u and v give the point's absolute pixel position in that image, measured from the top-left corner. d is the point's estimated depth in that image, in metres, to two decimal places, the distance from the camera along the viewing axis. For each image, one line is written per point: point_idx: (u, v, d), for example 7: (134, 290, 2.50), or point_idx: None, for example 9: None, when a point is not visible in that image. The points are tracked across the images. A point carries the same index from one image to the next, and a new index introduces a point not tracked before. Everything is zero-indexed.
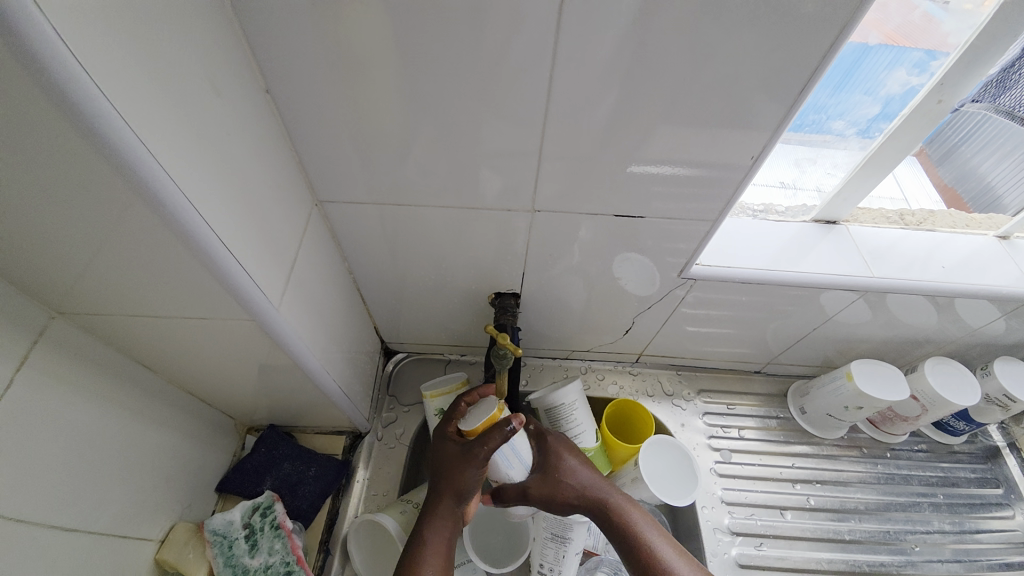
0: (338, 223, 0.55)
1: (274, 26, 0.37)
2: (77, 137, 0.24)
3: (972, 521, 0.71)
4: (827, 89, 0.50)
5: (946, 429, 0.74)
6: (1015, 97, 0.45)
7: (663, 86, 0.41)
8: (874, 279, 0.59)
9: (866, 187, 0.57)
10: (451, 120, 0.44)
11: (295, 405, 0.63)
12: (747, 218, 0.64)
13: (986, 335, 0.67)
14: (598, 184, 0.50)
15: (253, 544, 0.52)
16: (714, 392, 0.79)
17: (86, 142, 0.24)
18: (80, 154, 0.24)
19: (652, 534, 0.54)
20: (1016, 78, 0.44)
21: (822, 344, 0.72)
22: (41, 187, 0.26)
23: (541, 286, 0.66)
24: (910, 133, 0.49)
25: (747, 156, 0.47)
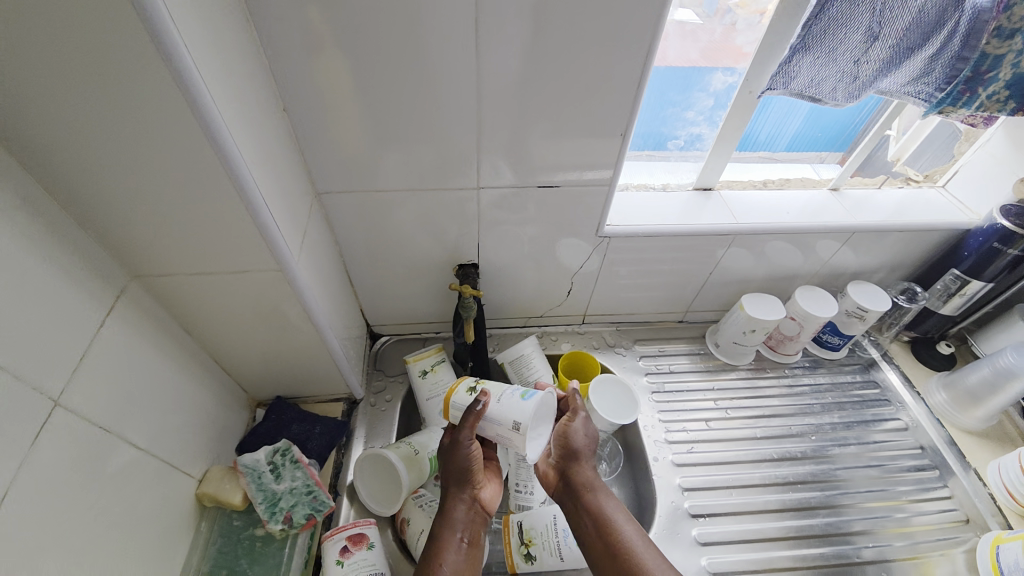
0: (331, 212, 0.69)
1: (288, 59, 0.53)
2: (198, 126, 0.39)
3: (857, 414, 0.89)
4: (675, 90, 0.70)
5: (827, 345, 0.94)
6: (798, 83, 0.63)
7: (563, 90, 0.58)
8: (740, 225, 0.79)
9: (724, 158, 0.77)
10: (414, 124, 0.60)
11: (301, 375, 0.75)
12: (647, 191, 0.83)
13: (839, 265, 0.88)
14: (530, 167, 0.67)
15: (278, 474, 0.63)
16: (647, 339, 0.97)
17: (203, 129, 0.39)
18: (194, 137, 0.40)
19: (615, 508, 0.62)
20: (796, 70, 0.62)
21: (723, 287, 0.91)
22: (162, 158, 0.41)
23: (497, 261, 0.81)
24: (741, 114, 0.70)
25: (618, 131, 0.63)
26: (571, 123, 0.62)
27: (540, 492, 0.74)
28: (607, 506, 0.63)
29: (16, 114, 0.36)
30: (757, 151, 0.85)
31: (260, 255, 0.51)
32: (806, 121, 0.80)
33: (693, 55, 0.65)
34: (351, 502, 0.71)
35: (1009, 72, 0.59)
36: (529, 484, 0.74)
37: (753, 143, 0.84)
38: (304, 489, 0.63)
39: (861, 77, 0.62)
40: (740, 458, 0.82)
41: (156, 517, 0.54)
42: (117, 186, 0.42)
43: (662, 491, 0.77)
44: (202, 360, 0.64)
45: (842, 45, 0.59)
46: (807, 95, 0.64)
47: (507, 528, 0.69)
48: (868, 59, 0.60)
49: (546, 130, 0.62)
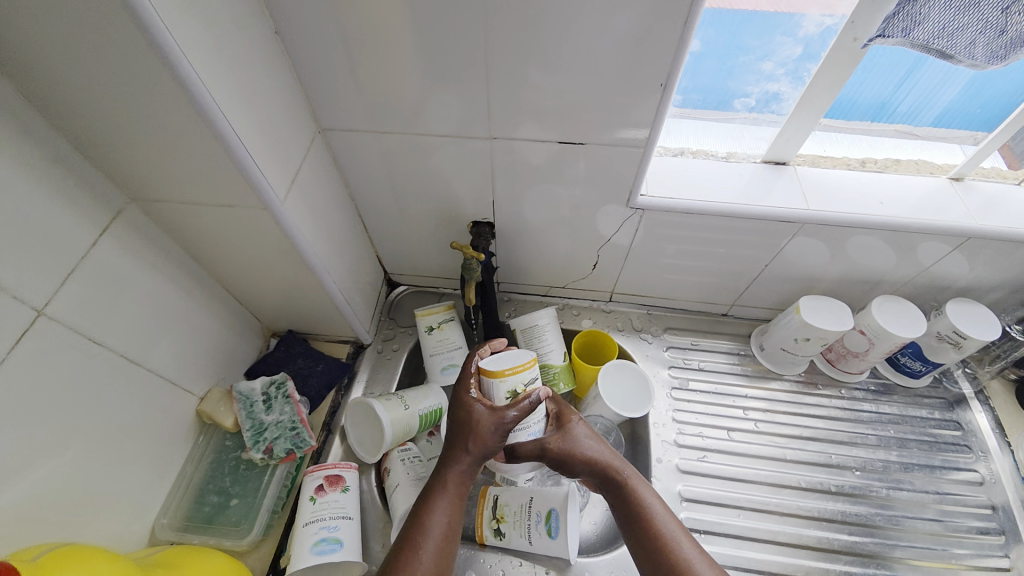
0: (339, 151, 0.65)
1: None
2: (151, 52, 0.36)
3: (922, 456, 0.74)
4: (749, 31, 0.54)
5: (904, 371, 0.78)
6: (926, 30, 0.46)
7: (593, 26, 0.48)
8: (811, 212, 0.64)
9: (807, 126, 0.62)
10: (420, 62, 0.53)
11: (308, 314, 0.76)
12: (704, 160, 0.69)
13: (942, 276, 0.70)
14: (552, 120, 0.57)
15: (269, 405, 0.66)
16: (680, 329, 0.86)
17: (156, 56, 0.36)
18: (149, 64, 0.36)
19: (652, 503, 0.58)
20: (924, 12, 0.45)
21: (781, 283, 0.77)
22: (125, 83, 0.38)
23: (516, 222, 0.74)
24: (836, 70, 0.54)
25: (658, 83, 0.52)
26: (601, 69, 0.51)
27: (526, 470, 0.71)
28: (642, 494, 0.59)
29: None
30: (893, 124, 0.67)
31: (241, 191, 0.49)
32: (966, 91, 0.59)
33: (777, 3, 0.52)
34: (341, 438, 0.73)
35: None
36: None
37: (890, 115, 0.65)
38: (289, 424, 0.65)
39: (1012, 31, 0.45)
40: (759, 479, 0.73)
41: (152, 428, 0.58)
42: (90, 107, 0.41)
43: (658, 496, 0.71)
44: (211, 288, 0.66)
45: None
46: (935, 49, 0.47)
47: (483, 500, 0.67)
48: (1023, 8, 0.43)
49: (572, 77, 0.52)
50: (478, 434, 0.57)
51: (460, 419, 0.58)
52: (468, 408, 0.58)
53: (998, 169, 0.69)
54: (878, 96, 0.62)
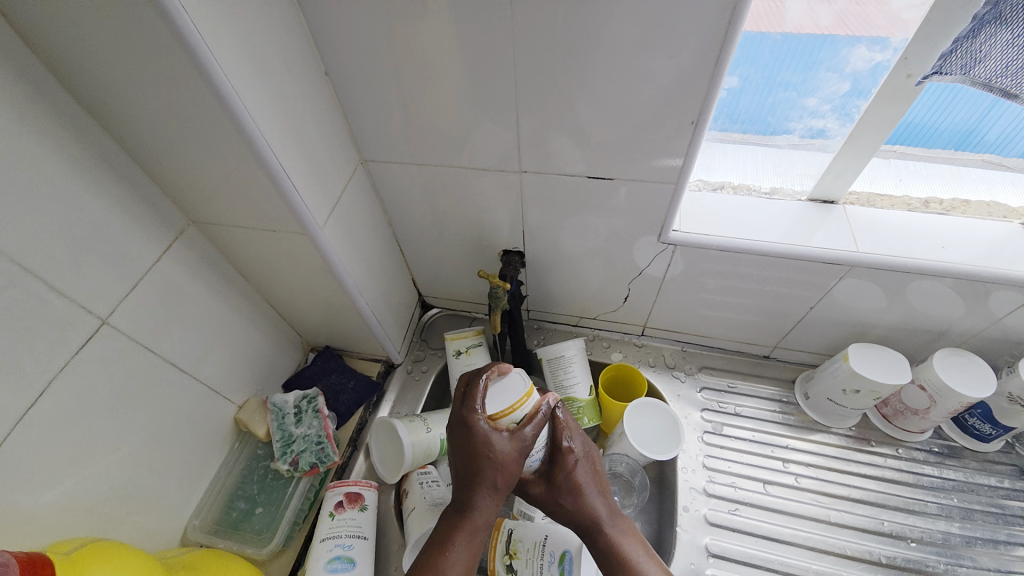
0: (379, 180, 0.69)
1: (326, 22, 0.50)
2: (210, 92, 0.40)
3: (992, 533, 0.66)
4: (790, 67, 0.53)
5: (972, 433, 0.70)
6: (988, 68, 0.43)
7: (623, 65, 0.48)
8: (860, 255, 0.60)
9: (857, 164, 0.59)
10: (455, 99, 0.55)
11: (344, 332, 0.79)
12: (744, 196, 0.67)
13: (1020, 330, 0.63)
14: (582, 154, 0.58)
15: (298, 418, 0.69)
16: (717, 369, 0.82)
17: (214, 95, 0.40)
18: (209, 102, 0.41)
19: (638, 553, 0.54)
20: (984, 49, 0.42)
21: (829, 328, 0.72)
22: (188, 120, 0.43)
23: (547, 251, 0.75)
24: (887, 107, 0.52)
25: (689, 120, 0.51)
26: (631, 107, 0.52)
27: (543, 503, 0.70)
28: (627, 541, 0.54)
29: (71, 69, 0.41)
30: (980, 154, 0.61)
31: (284, 217, 0.53)
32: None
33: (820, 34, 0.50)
34: (365, 455, 0.75)
35: None
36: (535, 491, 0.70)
37: (976, 143, 0.60)
38: (314, 439, 0.67)
39: None
40: (798, 541, 0.67)
41: (193, 432, 0.63)
42: (161, 141, 0.46)
43: (681, 548, 0.67)
44: (257, 304, 0.71)
45: None
46: (997, 87, 0.44)
47: (497, 532, 0.65)
48: None
49: (601, 114, 0.53)
50: (501, 459, 0.51)
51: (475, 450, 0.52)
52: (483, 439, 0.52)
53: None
54: (963, 124, 0.57)
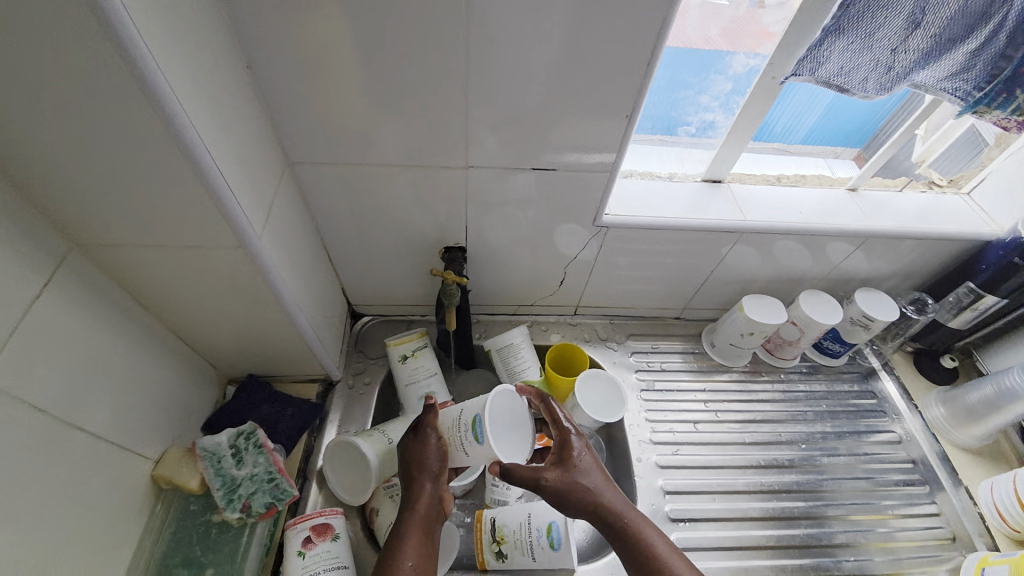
0: (305, 183, 0.63)
1: (246, 7, 0.45)
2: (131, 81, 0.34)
3: (851, 424, 0.86)
4: (689, 69, 0.62)
5: (828, 352, 0.90)
6: (827, 69, 0.57)
7: (564, 64, 0.52)
8: (747, 223, 0.73)
9: (738, 149, 0.71)
10: (396, 95, 0.54)
11: (274, 356, 0.71)
12: (654, 181, 0.76)
13: (849, 270, 0.83)
14: (523, 148, 0.61)
15: (239, 459, 0.61)
16: (640, 334, 0.93)
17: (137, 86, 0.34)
18: (127, 94, 0.34)
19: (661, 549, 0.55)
20: (826, 55, 0.55)
21: (724, 286, 0.86)
22: (93, 116, 0.35)
23: (486, 245, 0.76)
24: (760, 102, 0.64)
25: (621, 114, 0.57)
26: (571, 104, 0.56)
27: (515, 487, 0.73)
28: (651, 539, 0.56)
29: None
30: (770, 143, 0.78)
31: (216, 230, 0.46)
32: (825, 114, 0.74)
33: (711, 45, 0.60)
34: (320, 483, 0.69)
35: None
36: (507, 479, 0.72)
37: (768, 134, 0.76)
38: (264, 476, 0.60)
39: (894, 69, 0.57)
40: (725, 463, 0.80)
41: (107, 500, 0.52)
42: (44, 145, 0.37)
43: (642, 495, 0.75)
44: (164, 337, 0.61)
45: (878, 31, 0.54)
46: (836, 83, 0.58)
47: (481, 523, 0.66)
48: (907, 48, 0.55)
49: (543, 110, 0.56)
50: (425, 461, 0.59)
51: (410, 460, 0.59)
52: (411, 449, 0.60)
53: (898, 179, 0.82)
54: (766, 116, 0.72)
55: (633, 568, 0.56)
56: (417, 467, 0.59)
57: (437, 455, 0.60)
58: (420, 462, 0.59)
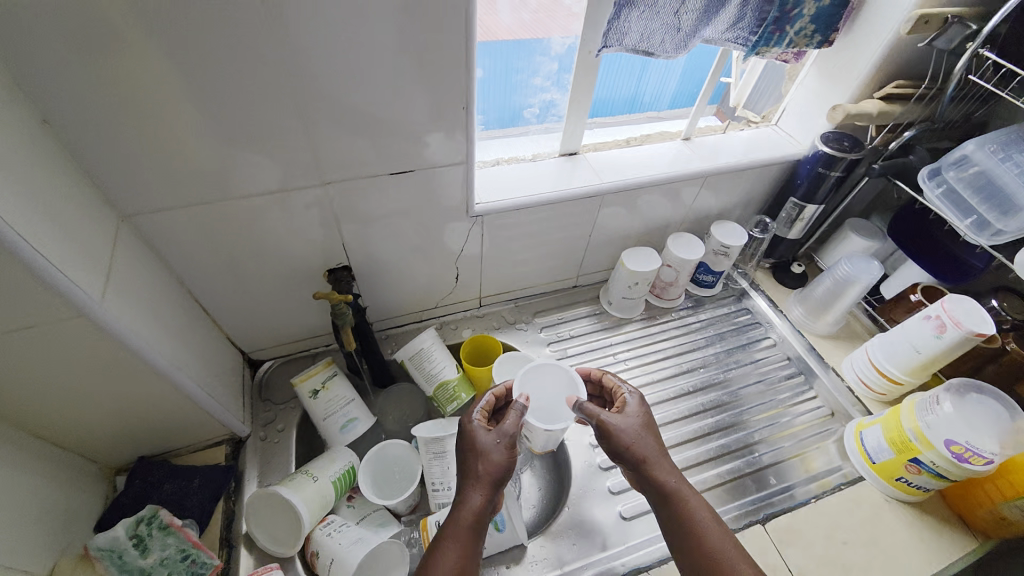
0: (151, 236, 0.58)
1: (17, 57, 0.41)
2: None
3: (737, 340, 0.97)
4: (515, 54, 0.67)
5: (704, 284, 1.01)
6: (631, 38, 0.66)
7: (390, 68, 0.53)
8: (604, 185, 0.81)
9: (582, 121, 0.78)
10: (225, 125, 0.52)
11: (162, 428, 0.65)
12: (517, 164, 0.80)
13: (702, 209, 0.95)
14: (376, 155, 0.61)
15: (144, 547, 0.57)
16: (546, 310, 0.98)
17: None
18: None
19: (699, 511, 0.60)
20: (625, 26, 0.64)
21: (606, 247, 0.94)
22: None
23: (371, 259, 0.75)
24: (585, 75, 0.70)
25: (458, 107, 0.59)
26: (410, 105, 0.57)
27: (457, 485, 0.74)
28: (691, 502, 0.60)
29: None
30: (620, 113, 0.89)
31: (40, 301, 0.42)
32: (647, 78, 0.84)
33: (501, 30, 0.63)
34: (247, 546, 0.64)
35: (812, 9, 0.71)
36: (446, 481, 0.74)
37: (616, 106, 0.87)
38: (177, 552, 0.57)
39: (681, 29, 0.67)
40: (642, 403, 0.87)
41: None
42: None
43: (576, 454, 0.78)
44: (15, 439, 0.53)
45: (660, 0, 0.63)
46: (643, 49, 0.67)
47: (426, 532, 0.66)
48: (686, 11, 0.65)
49: (384, 116, 0.57)
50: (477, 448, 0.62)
51: (465, 447, 0.63)
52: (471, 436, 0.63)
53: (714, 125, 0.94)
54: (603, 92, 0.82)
55: (673, 530, 0.60)
56: (468, 458, 0.61)
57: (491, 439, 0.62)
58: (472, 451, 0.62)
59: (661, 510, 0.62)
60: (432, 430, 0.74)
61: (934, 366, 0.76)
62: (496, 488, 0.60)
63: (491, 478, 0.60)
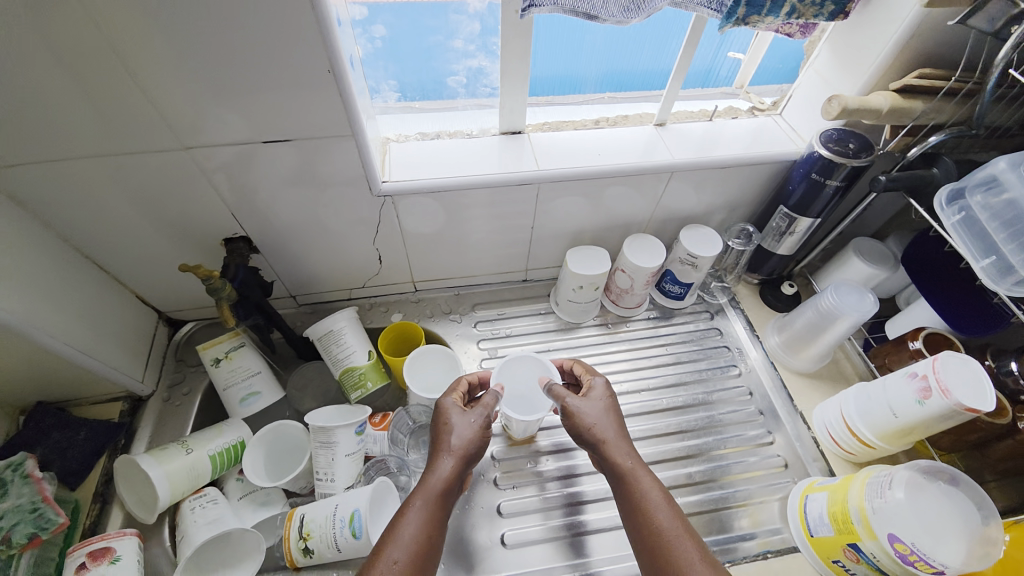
0: (14, 190, 0.55)
1: None
2: None
3: (698, 363, 0.84)
4: (424, 10, 0.58)
5: (672, 295, 0.88)
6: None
7: (231, 18, 0.46)
8: (542, 171, 0.70)
9: (521, 94, 0.67)
10: (54, 76, 0.46)
11: (47, 381, 0.65)
12: (447, 140, 0.71)
13: (675, 209, 0.81)
14: (246, 120, 0.55)
15: (2, 491, 0.57)
16: (487, 303, 0.90)
17: None
18: None
19: (657, 504, 0.51)
20: None
21: (556, 241, 0.83)
22: None
23: (276, 233, 0.70)
24: (512, 37, 0.59)
25: (325, 69, 0.51)
26: (271, 64, 0.50)
27: (342, 479, 0.70)
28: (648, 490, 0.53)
29: None
30: (588, 92, 0.77)
31: None
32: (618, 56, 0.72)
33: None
34: (121, 506, 0.65)
35: None
36: (330, 472, 0.69)
37: (581, 85, 0.76)
38: (26, 505, 0.57)
39: None
40: None
41: None
42: None
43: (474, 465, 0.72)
44: None
45: None
46: (581, 11, 0.55)
47: (290, 522, 0.63)
48: None
49: (242, 75, 0.50)
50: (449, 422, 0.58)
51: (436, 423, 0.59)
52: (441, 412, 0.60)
53: (703, 109, 0.80)
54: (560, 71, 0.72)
55: (632, 525, 0.52)
56: (437, 434, 0.58)
57: (460, 414, 0.59)
58: (441, 426, 0.58)
59: (619, 499, 0.54)
60: (318, 419, 0.70)
61: (912, 435, 0.62)
62: (467, 463, 0.56)
63: (463, 451, 0.56)
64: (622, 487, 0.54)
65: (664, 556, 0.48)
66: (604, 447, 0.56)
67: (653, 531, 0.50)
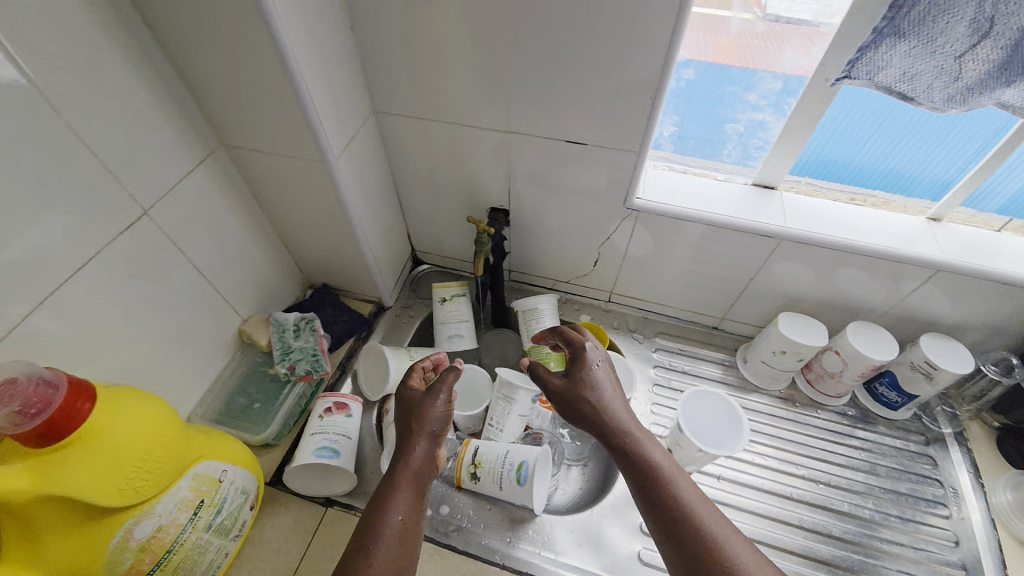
0: (384, 133, 0.76)
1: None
2: (261, 26, 0.49)
3: (893, 483, 0.75)
4: (735, 63, 0.64)
5: (882, 400, 0.81)
6: (888, 74, 0.56)
7: (597, 46, 0.57)
8: (788, 229, 0.71)
9: (792, 154, 0.70)
10: (456, 64, 0.63)
11: (341, 271, 0.88)
12: (700, 178, 0.77)
13: (920, 310, 0.74)
14: (559, 122, 0.67)
15: (297, 334, 0.79)
16: (671, 335, 0.93)
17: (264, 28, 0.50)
18: (258, 33, 0.50)
19: (693, 503, 0.54)
20: (883, 58, 0.55)
21: (767, 300, 0.83)
22: (239, 47, 0.52)
23: (527, 215, 0.84)
24: (808, 105, 0.63)
25: (646, 96, 0.60)
26: (605, 84, 0.61)
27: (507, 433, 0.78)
28: (682, 488, 0.56)
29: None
30: (838, 184, 0.74)
31: (307, 143, 0.62)
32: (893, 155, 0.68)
33: (697, 44, 0.63)
34: (354, 380, 0.83)
35: None
36: (500, 422, 0.78)
37: (835, 173, 0.73)
38: (310, 350, 0.77)
39: (963, 79, 0.53)
40: (727, 474, 0.76)
41: (203, 334, 0.71)
42: (209, 65, 0.55)
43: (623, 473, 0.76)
44: (269, 234, 0.80)
45: (944, 35, 0.51)
46: (899, 90, 0.57)
47: (465, 448, 0.74)
48: (974, 57, 0.51)
49: (578, 88, 0.62)
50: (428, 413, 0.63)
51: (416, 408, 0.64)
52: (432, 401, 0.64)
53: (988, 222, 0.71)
54: (817, 154, 0.71)
55: (645, 507, 0.56)
56: (415, 422, 0.62)
57: (442, 404, 0.63)
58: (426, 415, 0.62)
59: (631, 477, 0.59)
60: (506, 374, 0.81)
61: None
62: (435, 441, 0.62)
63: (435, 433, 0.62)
64: (636, 470, 0.59)
65: (698, 545, 0.52)
66: (632, 440, 0.60)
67: (680, 525, 0.53)
